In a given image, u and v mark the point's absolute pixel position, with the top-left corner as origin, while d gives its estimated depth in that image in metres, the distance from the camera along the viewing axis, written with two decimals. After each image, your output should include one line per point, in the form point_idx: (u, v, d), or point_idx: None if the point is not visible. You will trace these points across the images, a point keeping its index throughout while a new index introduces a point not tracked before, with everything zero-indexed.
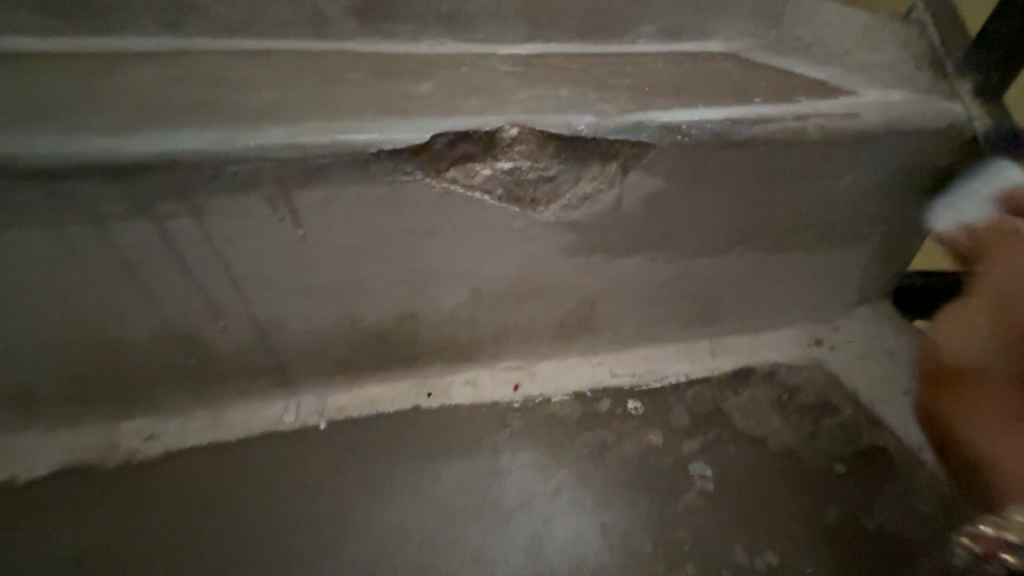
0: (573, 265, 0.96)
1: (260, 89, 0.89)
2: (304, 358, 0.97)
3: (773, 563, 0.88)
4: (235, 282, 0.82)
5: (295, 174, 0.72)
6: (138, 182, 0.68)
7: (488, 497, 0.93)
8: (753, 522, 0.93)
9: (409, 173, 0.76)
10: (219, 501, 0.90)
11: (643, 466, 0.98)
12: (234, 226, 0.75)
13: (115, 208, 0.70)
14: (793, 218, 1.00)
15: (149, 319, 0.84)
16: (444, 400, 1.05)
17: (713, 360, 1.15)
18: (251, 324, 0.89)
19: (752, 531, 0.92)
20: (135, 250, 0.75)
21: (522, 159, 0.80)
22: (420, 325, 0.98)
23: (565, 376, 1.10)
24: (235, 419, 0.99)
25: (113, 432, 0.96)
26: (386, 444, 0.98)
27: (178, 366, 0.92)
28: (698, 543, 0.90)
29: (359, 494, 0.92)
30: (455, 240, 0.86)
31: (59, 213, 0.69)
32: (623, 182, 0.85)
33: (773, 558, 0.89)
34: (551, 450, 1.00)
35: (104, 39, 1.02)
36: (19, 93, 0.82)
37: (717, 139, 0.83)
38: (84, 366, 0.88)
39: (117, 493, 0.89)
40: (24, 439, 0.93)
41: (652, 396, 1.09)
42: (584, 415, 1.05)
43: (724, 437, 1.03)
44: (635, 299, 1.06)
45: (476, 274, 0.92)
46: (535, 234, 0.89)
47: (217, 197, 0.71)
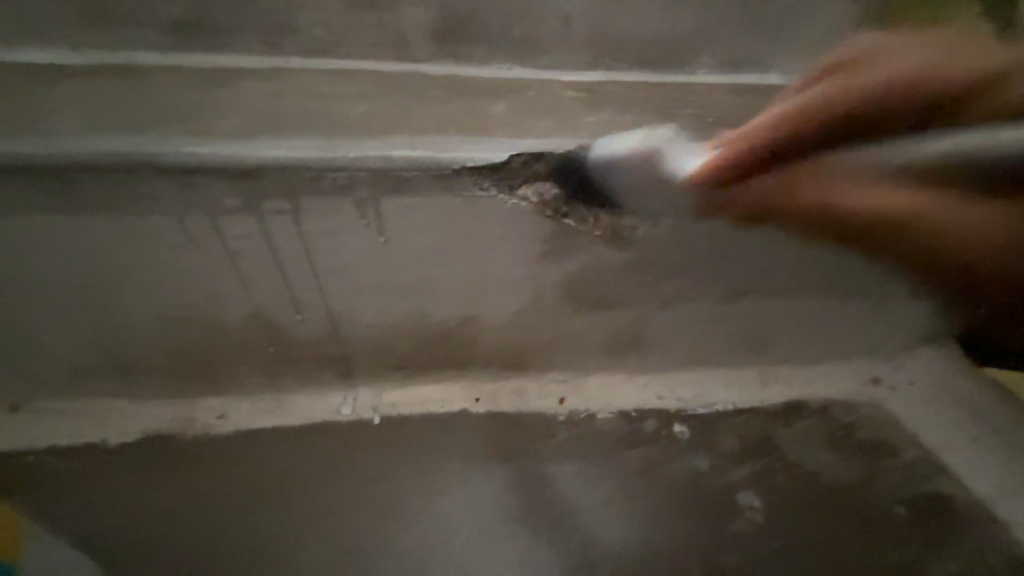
0: (630, 284, 0.99)
1: (351, 105, 0.98)
2: (367, 353, 1.04)
3: None
4: (318, 276, 0.89)
5: (387, 182, 0.78)
6: (255, 181, 0.76)
7: (534, 502, 0.95)
8: (804, 555, 0.90)
9: (486, 188, 0.81)
10: (286, 478, 0.97)
11: (690, 487, 0.98)
12: (328, 224, 0.82)
13: (230, 203, 0.79)
14: None
15: (241, 303, 0.92)
16: (492, 405, 1.09)
17: (761, 391, 1.14)
18: (327, 316, 0.96)
19: (803, 564, 0.89)
20: (241, 242, 0.83)
21: (590, 179, 0.83)
22: (477, 330, 1.03)
23: (610, 391, 1.12)
24: (298, 406, 1.07)
25: (192, 407, 1.05)
26: (438, 442, 1.03)
27: (256, 351, 1.00)
28: (746, 570, 0.88)
29: (410, 486, 0.97)
30: (517, 253, 0.91)
31: (185, 206, 0.79)
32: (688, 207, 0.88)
33: None
34: (596, 463, 1.01)
35: (215, 55, 1.14)
36: (150, 102, 0.94)
37: None
38: (180, 345, 0.97)
39: (199, 460, 0.98)
40: (117, 405, 1.03)
41: (700, 419, 1.09)
42: (630, 432, 1.06)
43: (774, 468, 1.02)
44: (689, 321, 1.07)
45: (534, 285, 0.96)
46: (597, 251, 0.92)
47: (317, 196, 0.79)
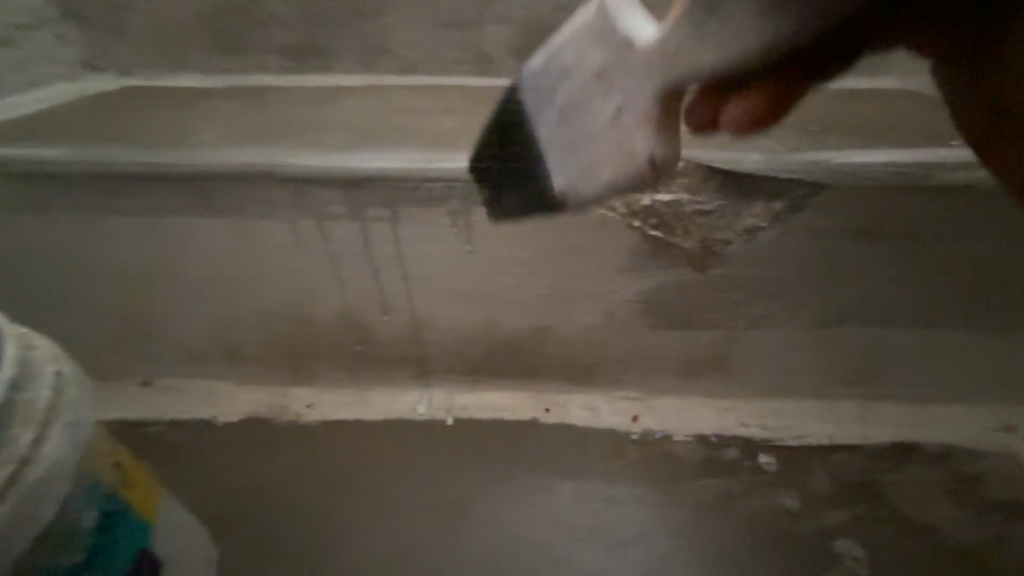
0: (716, 302, 0.93)
1: (439, 119, 1.03)
2: (442, 356, 1.07)
3: None
4: (405, 280, 0.94)
5: (478, 193, 0.81)
6: (359, 192, 0.82)
7: (604, 523, 0.93)
8: None
9: None
10: (365, 471, 1.02)
11: (776, 527, 0.90)
12: (419, 232, 0.87)
13: (336, 210, 0.85)
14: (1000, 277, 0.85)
15: (334, 302, 0.99)
16: (561, 417, 1.08)
17: (861, 428, 1.03)
18: (410, 319, 1.01)
19: None
20: (341, 246, 0.90)
21: (682, 193, 0.80)
22: (550, 340, 1.03)
23: (686, 414, 1.07)
24: (376, 401, 1.13)
25: (285, 395, 1.14)
26: (507, 450, 1.04)
27: (343, 348, 1.08)
28: None
29: (479, 491, 0.98)
30: (598, 266, 0.90)
31: (296, 212, 0.86)
32: (786, 223, 0.82)
33: None
34: (670, 489, 0.97)
35: (320, 76, 1.26)
36: (269, 119, 1.05)
37: (911, 185, 0.77)
38: (280, 337, 1.07)
39: (292, 445, 1.07)
40: (221, 388, 1.14)
41: (788, 453, 1.01)
42: (708, 459, 1.00)
43: (875, 516, 0.92)
44: (779, 345, 0.98)
45: (612, 298, 0.95)
46: (682, 267, 0.89)
47: (412, 207, 0.83)
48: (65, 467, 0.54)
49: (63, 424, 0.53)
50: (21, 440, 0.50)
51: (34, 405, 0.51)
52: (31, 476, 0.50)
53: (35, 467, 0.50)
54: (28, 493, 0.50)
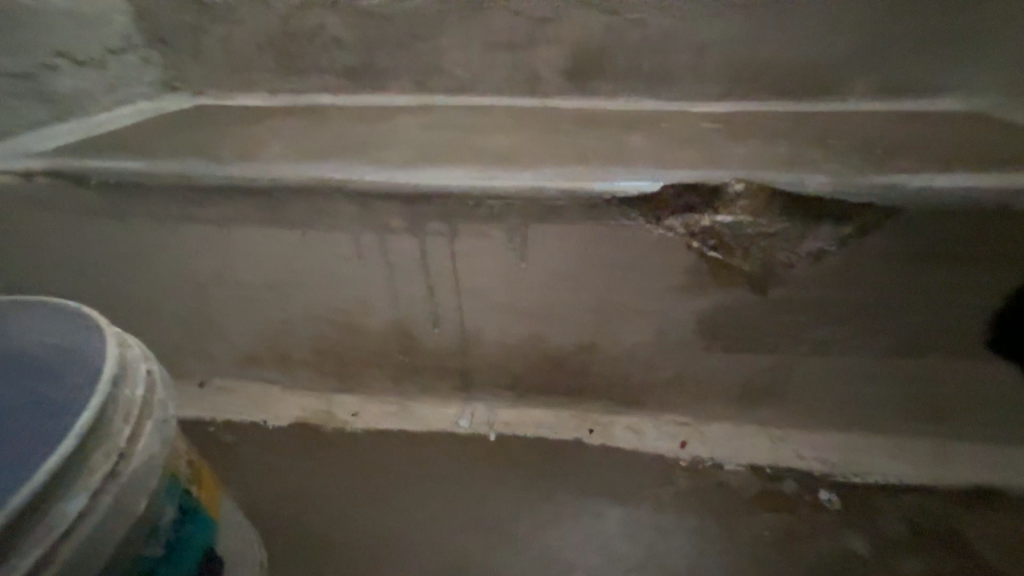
0: (775, 327, 0.90)
1: (491, 138, 1.06)
2: (487, 371, 1.08)
3: None
4: (457, 293, 0.96)
5: (536, 210, 0.82)
6: (421, 206, 0.85)
7: (654, 552, 0.90)
8: None
9: (633, 218, 0.81)
10: (410, 481, 1.03)
11: (843, 569, 0.85)
12: (474, 247, 0.88)
13: (397, 223, 0.88)
14: None
15: (387, 313, 1.02)
16: (605, 438, 1.06)
17: (933, 468, 0.95)
18: (459, 331, 1.02)
19: None
20: (398, 257, 0.92)
21: (743, 215, 0.79)
22: (597, 359, 1.02)
23: (738, 442, 1.02)
24: (420, 412, 1.14)
25: (332, 401, 1.17)
26: (551, 469, 1.03)
27: (390, 358, 1.10)
28: None
29: (524, 510, 0.97)
30: (654, 286, 0.89)
31: (359, 224, 0.89)
32: (855, 248, 0.79)
33: None
34: (723, 521, 0.92)
35: (376, 96, 1.32)
36: (331, 136, 1.11)
37: (994, 210, 0.74)
38: (331, 345, 1.10)
39: (338, 452, 1.09)
40: (273, 392, 1.18)
41: (851, 490, 0.94)
42: (764, 491, 0.95)
43: (959, 565, 0.85)
44: (842, 374, 0.93)
45: (664, 319, 0.93)
46: (741, 289, 0.86)
47: (471, 222, 0.85)
48: (157, 464, 0.54)
49: (152, 423, 0.55)
50: (118, 434, 0.52)
51: (129, 401, 0.54)
52: (128, 469, 0.51)
53: (132, 460, 0.52)
54: (127, 486, 0.51)
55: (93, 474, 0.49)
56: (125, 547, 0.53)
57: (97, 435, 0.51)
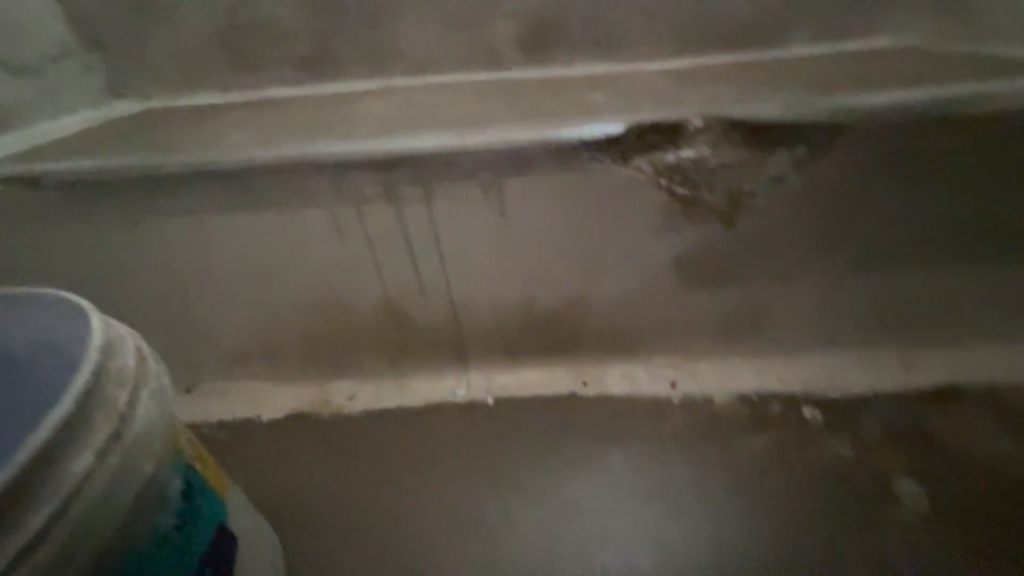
0: (747, 258, 0.94)
1: (457, 108, 1.07)
2: (479, 338, 1.09)
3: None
4: (441, 261, 0.97)
5: (509, 164, 0.84)
6: (395, 173, 0.85)
7: (657, 484, 0.94)
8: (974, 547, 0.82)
9: (603, 162, 0.83)
10: (416, 453, 1.04)
11: (830, 473, 0.91)
12: (452, 210, 0.90)
13: (373, 193, 0.88)
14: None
15: (373, 290, 1.02)
16: (600, 388, 1.09)
17: (904, 375, 1.02)
18: (447, 300, 1.03)
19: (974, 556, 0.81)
20: (378, 229, 0.93)
21: (705, 148, 0.82)
22: (585, 313, 1.05)
23: (725, 376, 1.07)
24: (417, 388, 1.14)
25: (326, 389, 1.16)
26: (551, 423, 1.05)
27: (381, 337, 1.10)
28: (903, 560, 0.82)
29: (530, 464, 1.00)
30: (630, 230, 0.92)
31: (334, 199, 0.89)
32: (811, 169, 0.83)
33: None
34: (719, 447, 0.97)
35: (335, 82, 1.31)
36: (294, 122, 1.09)
37: (935, 117, 0.78)
38: (319, 331, 1.09)
39: (340, 437, 1.09)
40: (265, 387, 1.17)
41: (832, 404, 1.00)
42: (753, 416, 1.01)
43: (931, 455, 0.92)
44: (813, 297, 0.99)
45: (644, 262, 0.96)
46: (711, 223, 0.90)
47: (447, 183, 0.86)
48: (155, 432, 0.55)
49: (150, 393, 0.55)
50: (115, 401, 0.52)
51: (121, 370, 0.53)
52: (130, 434, 0.52)
53: (134, 426, 0.52)
54: (131, 451, 0.52)
55: (94, 438, 0.49)
56: (135, 514, 0.53)
57: (94, 402, 0.50)
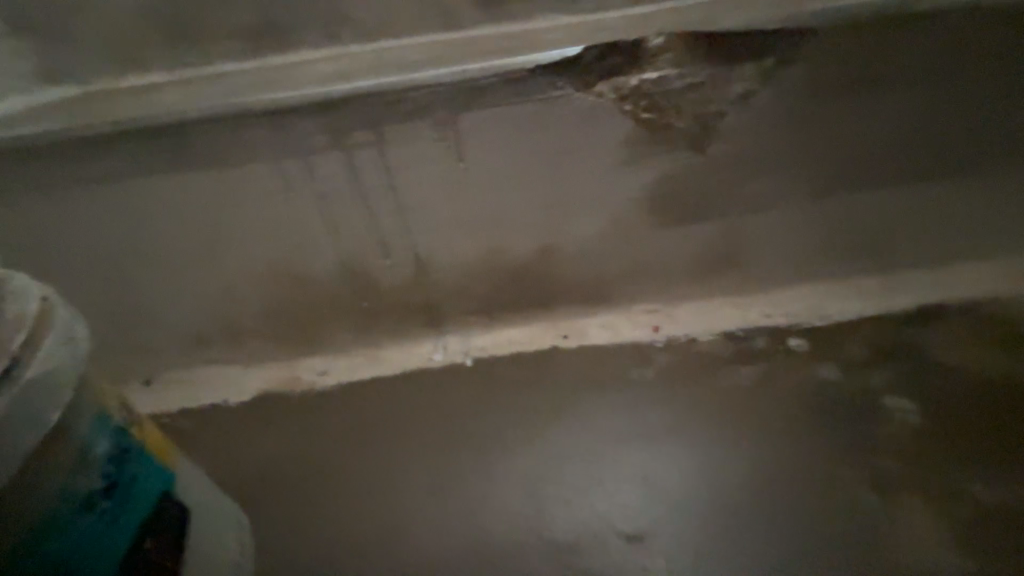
0: (720, 186, 0.91)
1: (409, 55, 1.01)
2: (452, 298, 1.04)
3: (1005, 504, 0.76)
4: (402, 214, 0.91)
5: (463, 97, 0.79)
6: (341, 115, 0.79)
7: (646, 428, 0.91)
8: (967, 459, 0.81)
9: (562, 88, 0.79)
10: (393, 422, 0.99)
11: (820, 399, 0.89)
12: (408, 154, 0.84)
13: (320, 140, 0.82)
14: (1003, 106, 0.83)
15: (333, 253, 0.96)
16: (582, 340, 1.05)
17: (886, 298, 1.00)
18: (413, 258, 0.98)
19: (967, 468, 0.80)
20: (331, 182, 0.86)
21: (667, 68, 0.78)
22: (558, 261, 1.00)
23: (708, 316, 1.04)
24: (391, 358, 1.09)
25: (296, 367, 1.10)
26: (533, 379, 1.01)
27: (348, 305, 1.04)
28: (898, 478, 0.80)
29: (514, 418, 0.96)
30: (597, 164, 0.87)
31: (279, 151, 0.83)
32: (778, 83, 0.80)
33: (1003, 498, 0.77)
34: (705, 386, 0.94)
35: None
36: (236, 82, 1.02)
37: (898, 15, 0.75)
38: (280, 304, 1.03)
39: (312, 413, 1.03)
40: (229, 370, 1.10)
41: (817, 333, 0.98)
42: (739, 352, 0.98)
43: (919, 373, 0.90)
44: (791, 224, 0.96)
45: (615, 199, 0.92)
46: (681, 150, 0.87)
47: (399, 123, 0.81)
48: (65, 379, 0.53)
49: (57, 337, 0.53)
50: (10, 342, 0.50)
51: (21, 314, 0.52)
52: (27, 375, 0.50)
53: (31, 367, 0.50)
54: (27, 393, 0.49)
55: None
56: (42, 468, 0.52)
57: None
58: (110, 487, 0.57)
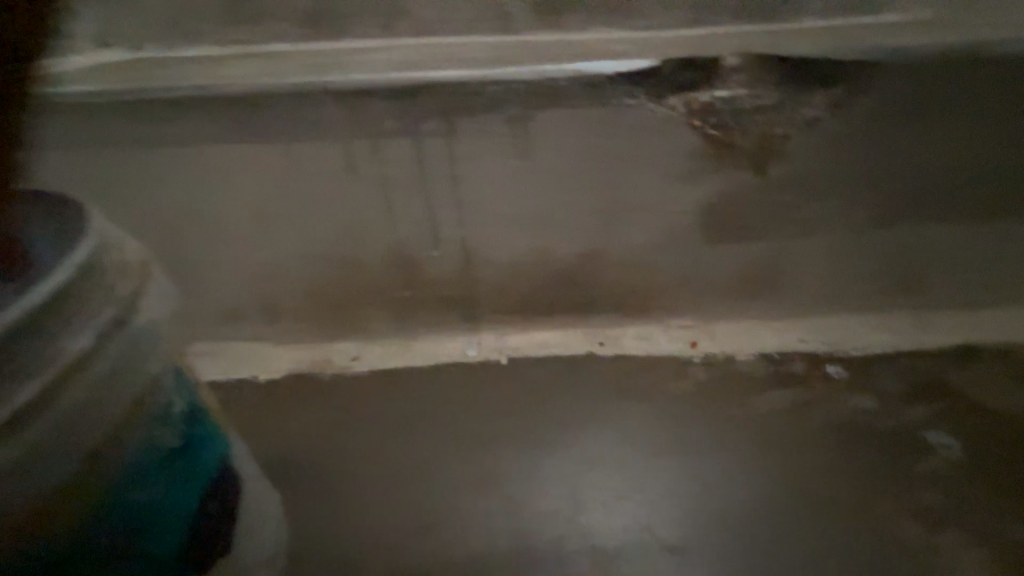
0: (773, 208, 0.92)
1: None
2: (493, 294, 1.04)
3: None
4: (458, 206, 0.92)
5: (539, 96, 0.80)
6: (416, 102, 0.80)
7: (682, 441, 0.91)
8: (1003, 500, 0.81)
9: (636, 98, 0.80)
10: (426, 413, 0.98)
11: (857, 428, 0.90)
12: (474, 147, 0.85)
13: (391, 125, 0.83)
14: None
15: (383, 239, 0.96)
16: (618, 349, 1.05)
17: (923, 335, 1.01)
18: (461, 251, 0.98)
19: (1003, 509, 0.80)
20: (394, 168, 0.87)
21: (740, 88, 0.80)
22: (604, 268, 1.01)
23: (745, 336, 1.04)
24: (425, 349, 1.08)
25: (327, 350, 1.09)
26: (568, 383, 1.01)
27: (388, 292, 1.04)
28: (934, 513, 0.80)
29: (549, 419, 0.96)
30: (658, 175, 0.89)
31: (349, 132, 0.83)
32: (845, 113, 0.82)
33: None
34: (742, 404, 0.95)
35: None
36: None
37: (971, 59, 0.77)
38: (322, 285, 1.02)
39: (342, 397, 1.02)
40: (260, 346, 1.09)
41: (854, 363, 0.99)
42: (776, 374, 0.98)
43: (955, 411, 0.91)
44: (838, 252, 0.97)
45: (669, 211, 0.93)
46: (741, 169, 0.88)
47: (472, 116, 0.82)
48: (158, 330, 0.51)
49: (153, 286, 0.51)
50: (116, 288, 0.47)
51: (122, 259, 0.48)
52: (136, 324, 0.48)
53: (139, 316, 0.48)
54: (135, 343, 0.48)
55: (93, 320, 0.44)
56: (127, 425, 0.48)
57: (92, 283, 0.45)
58: (187, 450, 0.55)
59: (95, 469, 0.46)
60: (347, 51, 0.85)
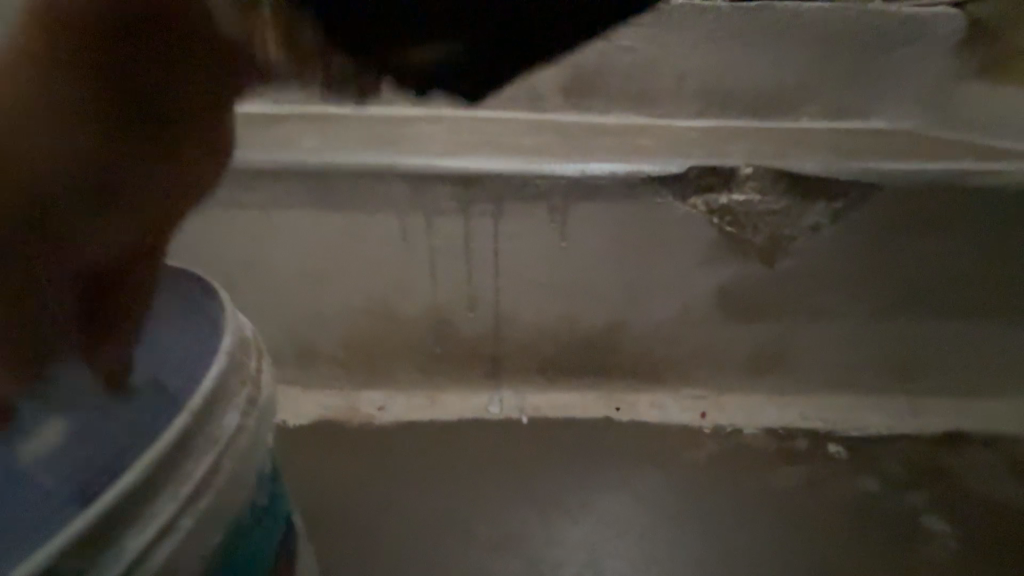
0: (780, 296, 1.02)
1: None
2: (518, 355, 1.11)
3: None
4: (497, 275, 1.00)
5: (581, 190, 0.91)
6: (473, 188, 0.91)
7: (694, 511, 0.96)
8: None
9: (664, 196, 0.92)
10: (450, 468, 1.03)
11: (858, 507, 0.96)
12: (518, 227, 0.95)
13: (447, 205, 0.93)
14: None
15: (423, 300, 1.04)
16: (633, 415, 1.11)
17: (915, 420, 1.09)
18: (494, 315, 1.06)
19: None
20: (444, 240, 0.96)
21: (754, 193, 0.91)
22: (623, 338, 1.09)
23: (752, 409, 1.11)
24: (449, 403, 1.14)
25: (355, 398, 1.14)
26: (586, 445, 1.06)
27: (421, 347, 1.10)
28: None
29: (568, 481, 1.01)
30: (678, 261, 0.99)
31: (408, 207, 0.93)
32: (846, 221, 0.94)
33: None
34: (749, 477, 1.01)
35: None
36: None
37: (953, 186, 0.89)
38: (360, 336, 1.09)
39: (371, 447, 1.06)
40: (291, 391, 1.13)
41: (853, 444, 1.06)
42: (781, 449, 1.05)
43: (948, 496, 0.98)
44: (837, 339, 1.06)
45: (688, 293, 1.03)
46: (753, 261, 0.99)
47: (519, 202, 0.92)
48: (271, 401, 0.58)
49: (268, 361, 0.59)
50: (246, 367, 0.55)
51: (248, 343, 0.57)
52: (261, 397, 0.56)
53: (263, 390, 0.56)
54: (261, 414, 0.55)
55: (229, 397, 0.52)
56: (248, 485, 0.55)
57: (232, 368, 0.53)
58: (279, 512, 0.61)
59: (224, 538, 0.52)
60: (404, 130, 0.94)
